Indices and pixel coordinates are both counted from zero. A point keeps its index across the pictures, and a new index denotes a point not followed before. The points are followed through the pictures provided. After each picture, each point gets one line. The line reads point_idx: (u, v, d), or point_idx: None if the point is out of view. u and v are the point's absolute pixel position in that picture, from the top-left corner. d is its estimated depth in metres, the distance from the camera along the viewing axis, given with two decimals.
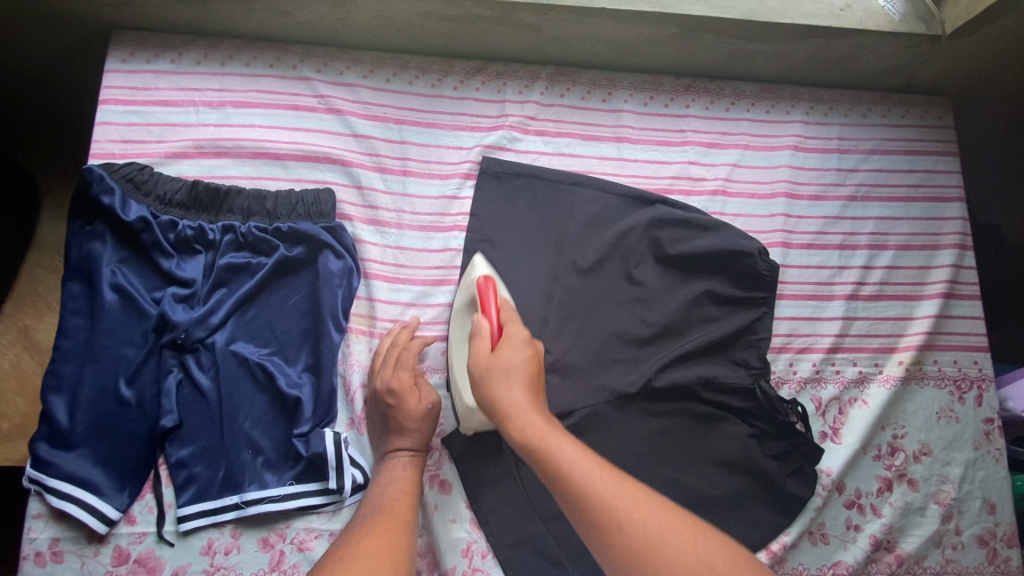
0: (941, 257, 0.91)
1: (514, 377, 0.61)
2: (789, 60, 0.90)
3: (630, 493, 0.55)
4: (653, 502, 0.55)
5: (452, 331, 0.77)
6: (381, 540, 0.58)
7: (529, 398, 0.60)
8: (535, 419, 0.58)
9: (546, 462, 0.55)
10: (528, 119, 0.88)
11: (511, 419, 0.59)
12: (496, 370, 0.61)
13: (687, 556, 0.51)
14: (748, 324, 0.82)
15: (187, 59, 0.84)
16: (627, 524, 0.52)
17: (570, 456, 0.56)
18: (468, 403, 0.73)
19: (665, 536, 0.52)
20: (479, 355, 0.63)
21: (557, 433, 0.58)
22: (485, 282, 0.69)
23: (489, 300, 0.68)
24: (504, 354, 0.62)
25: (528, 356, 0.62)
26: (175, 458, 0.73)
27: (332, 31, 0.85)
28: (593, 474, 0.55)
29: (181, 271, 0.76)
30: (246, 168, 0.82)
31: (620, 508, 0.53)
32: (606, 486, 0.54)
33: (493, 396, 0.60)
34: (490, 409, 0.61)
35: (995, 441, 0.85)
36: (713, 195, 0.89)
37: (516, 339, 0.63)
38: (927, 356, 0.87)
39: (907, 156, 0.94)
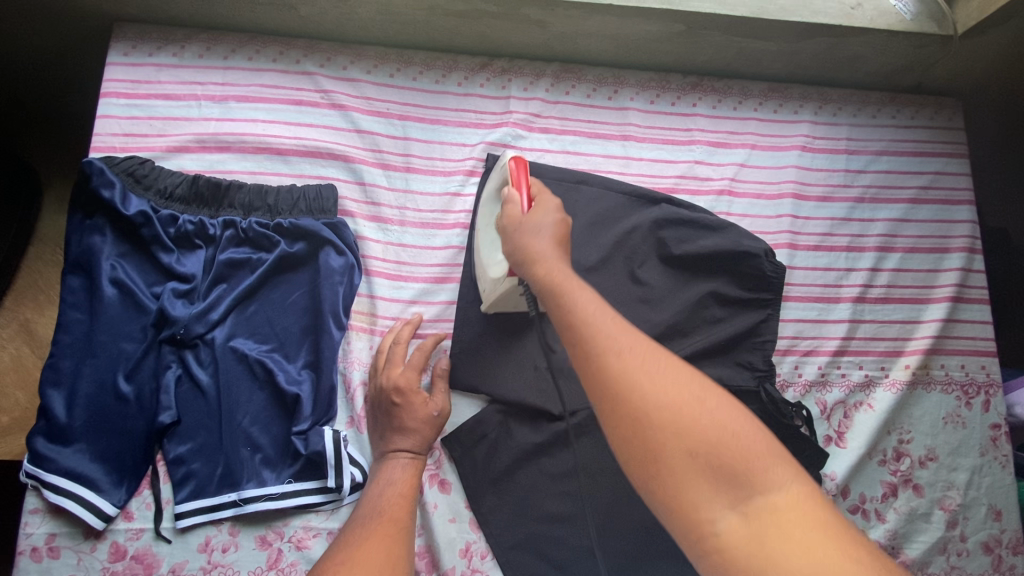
0: (949, 260, 0.90)
1: (541, 232, 0.62)
2: (798, 58, 0.89)
3: (633, 336, 0.51)
4: (655, 349, 0.50)
5: (481, 216, 0.77)
6: (380, 546, 0.58)
7: (553, 249, 0.61)
8: (554, 264, 0.59)
9: (556, 295, 0.56)
10: (533, 117, 0.87)
11: (535, 266, 0.60)
12: (527, 226, 0.63)
13: (668, 385, 0.47)
14: (753, 326, 0.81)
15: (189, 53, 0.84)
16: (619, 354, 0.49)
17: (583, 296, 0.54)
18: (494, 275, 0.72)
19: (658, 375, 0.48)
20: (511, 215, 0.66)
21: (573, 278, 0.57)
22: (517, 163, 0.70)
23: (522, 179, 0.69)
24: (536, 217, 0.64)
25: (557, 220, 0.64)
26: (174, 454, 0.72)
27: (335, 25, 0.84)
28: (599, 311, 0.53)
29: (181, 266, 0.75)
30: (248, 164, 0.81)
31: (616, 339, 0.50)
32: (609, 327, 0.51)
33: (521, 247, 0.62)
34: (517, 255, 0.62)
35: (1002, 447, 0.84)
36: (719, 195, 0.88)
37: (549, 205, 0.66)
38: (934, 360, 0.86)
39: (916, 158, 0.93)
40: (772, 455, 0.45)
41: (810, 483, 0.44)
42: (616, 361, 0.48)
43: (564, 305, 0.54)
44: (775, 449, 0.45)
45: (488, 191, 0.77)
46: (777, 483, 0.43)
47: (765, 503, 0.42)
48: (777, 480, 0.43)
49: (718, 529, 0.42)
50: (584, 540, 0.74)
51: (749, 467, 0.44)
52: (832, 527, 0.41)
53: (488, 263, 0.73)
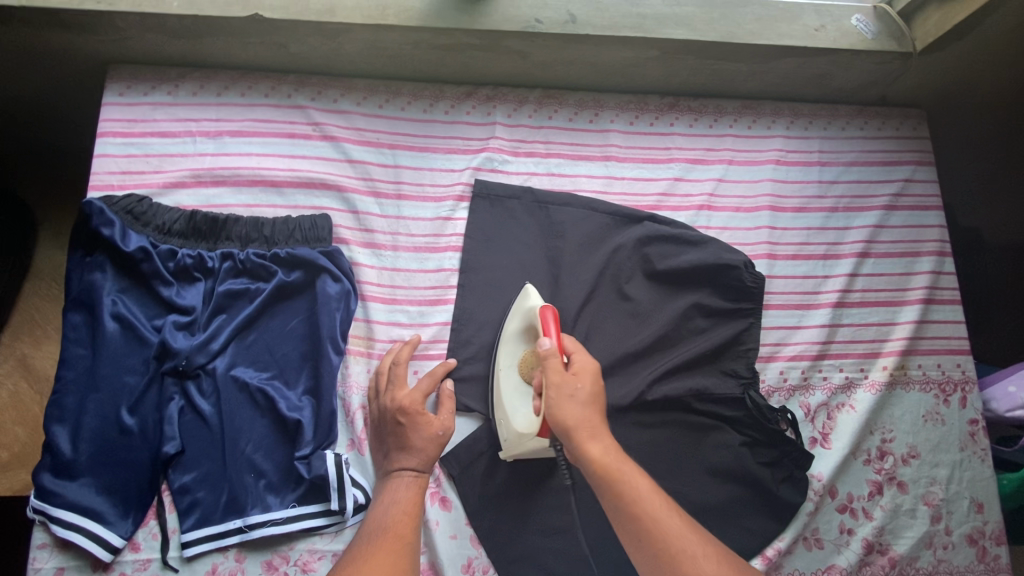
0: (921, 263, 0.94)
1: (581, 400, 0.68)
2: (768, 77, 0.94)
3: (692, 534, 0.62)
4: (706, 541, 0.62)
5: (503, 358, 0.77)
6: (385, 559, 0.60)
7: (598, 420, 0.68)
8: (603, 440, 0.66)
9: (618, 482, 0.64)
10: (517, 142, 0.91)
11: (590, 440, 0.66)
12: (567, 392, 0.68)
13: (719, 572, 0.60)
14: (737, 335, 0.84)
15: (182, 91, 0.86)
16: (690, 555, 0.60)
17: (644, 489, 0.64)
18: (521, 428, 0.72)
19: (709, 561, 0.60)
20: (552, 373, 0.69)
21: (623, 460, 0.66)
22: (546, 311, 0.73)
23: (552, 328, 0.72)
24: (577, 378, 0.69)
25: (595, 383, 0.70)
26: (178, 484, 0.73)
27: (324, 60, 0.87)
28: (658, 504, 0.63)
29: (181, 299, 0.77)
30: (243, 197, 0.83)
31: (675, 533, 0.61)
32: (676, 528, 0.62)
33: (570, 419, 0.67)
34: (559, 430, 0.67)
35: (981, 441, 0.88)
36: (699, 210, 0.91)
37: (591, 368, 0.70)
38: (911, 361, 0.90)
39: (884, 166, 0.97)
40: None
41: None
42: (691, 563, 0.60)
43: (628, 496, 0.63)
44: None
45: (507, 330, 0.79)
46: None
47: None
48: None
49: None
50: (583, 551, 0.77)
51: None
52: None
53: (512, 415, 0.73)
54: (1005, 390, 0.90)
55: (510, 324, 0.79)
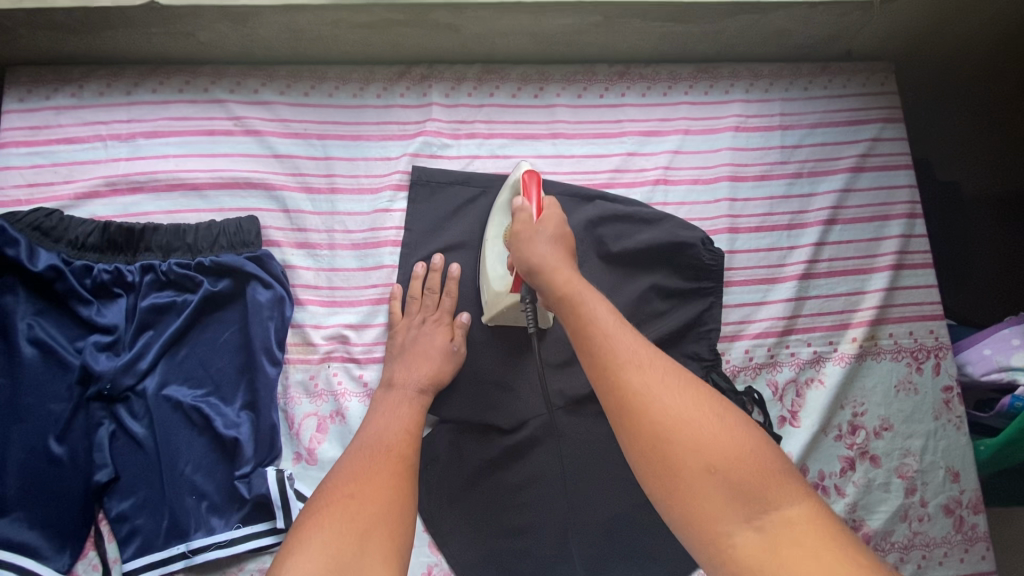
0: (891, 227, 0.89)
1: (546, 238, 0.64)
2: (722, 37, 0.88)
3: (659, 366, 0.53)
4: (676, 377, 0.53)
5: (491, 227, 0.76)
6: (384, 480, 0.59)
7: (563, 256, 0.62)
8: (566, 271, 0.60)
9: (579, 307, 0.57)
10: (457, 124, 0.85)
11: (554, 271, 0.60)
12: (529, 234, 0.64)
13: (683, 409, 0.50)
14: (697, 316, 0.80)
15: (88, 91, 0.80)
16: (651, 390, 0.51)
17: (605, 314, 0.56)
18: (498, 287, 0.73)
19: (674, 396, 0.51)
20: (519, 223, 0.66)
21: (590, 289, 0.59)
22: (530, 175, 0.70)
23: (531, 190, 0.69)
24: (545, 222, 0.65)
25: (564, 228, 0.66)
26: (116, 512, 0.70)
27: (239, 48, 0.81)
28: (624, 335, 0.55)
29: (102, 317, 0.73)
30: (163, 203, 0.78)
31: (636, 360, 0.53)
32: (638, 360, 0.53)
33: (534, 255, 0.62)
34: (524, 267, 0.63)
35: (956, 409, 0.85)
36: (654, 185, 0.86)
37: (558, 217, 0.66)
38: (881, 330, 0.86)
39: (850, 126, 0.92)
40: (777, 473, 0.48)
41: (809, 500, 0.47)
42: (649, 393, 0.51)
43: (588, 316, 0.56)
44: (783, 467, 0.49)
45: (498, 200, 0.77)
46: (787, 499, 0.47)
47: (784, 520, 0.46)
48: (788, 496, 0.47)
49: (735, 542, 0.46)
50: (547, 550, 0.74)
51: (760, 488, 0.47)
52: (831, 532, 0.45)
53: (493, 277, 0.74)
54: (980, 354, 0.87)
55: (499, 196, 0.77)
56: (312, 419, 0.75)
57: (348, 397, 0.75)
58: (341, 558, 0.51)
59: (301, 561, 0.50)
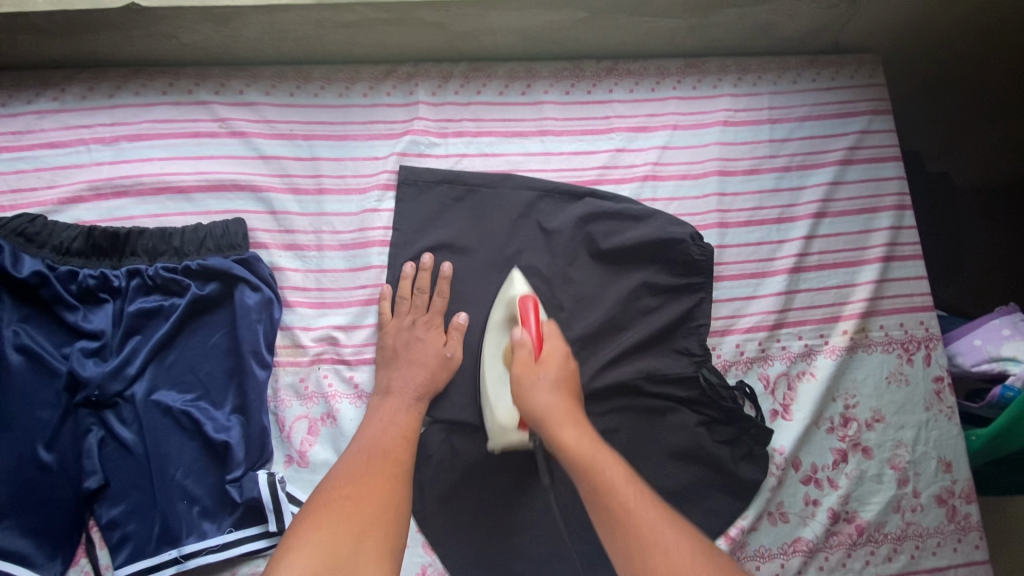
0: (880, 220, 0.89)
1: (550, 388, 0.67)
2: (709, 31, 0.87)
3: (660, 517, 0.58)
4: (670, 521, 0.58)
5: (487, 346, 0.75)
6: (383, 484, 0.60)
7: (568, 406, 0.66)
8: (574, 425, 0.65)
9: (591, 474, 0.61)
10: (444, 123, 0.84)
11: (561, 428, 0.64)
12: (532, 387, 0.66)
13: (680, 554, 0.54)
14: (688, 312, 0.80)
15: (71, 95, 0.79)
16: (654, 538, 0.55)
17: (614, 475, 0.61)
18: (504, 420, 0.70)
19: (671, 539, 0.55)
20: (521, 361, 0.68)
21: (599, 450, 0.63)
22: (525, 299, 0.71)
23: (530, 314, 0.69)
24: (548, 373, 0.68)
25: (568, 377, 0.69)
26: (107, 518, 0.69)
27: (223, 49, 0.80)
28: (629, 488, 0.60)
29: (88, 323, 0.72)
30: (149, 207, 0.77)
31: (638, 510, 0.58)
32: (639, 502, 0.59)
33: (538, 404, 0.66)
34: (530, 418, 0.66)
35: (947, 399, 0.85)
36: (643, 181, 0.86)
37: (559, 353, 0.70)
38: (872, 322, 0.87)
39: (838, 119, 0.92)
40: None
41: None
42: (650, 541, 0.55)
43: (597, 471, 0.61)
44: None
45: (491, 319, 0.76)
46: None
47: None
48: None
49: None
50: (540, 548, 0.74)
51: None
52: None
53: (495, 407, 0.71)
54: (970, 344, 0.87)
55: (493, 315, 0.76)
56: (303, 421, 0.75)
57: (339, 399, 0.75)
58: (337, 557, 0.51)
59: (298, 557, 0.51)
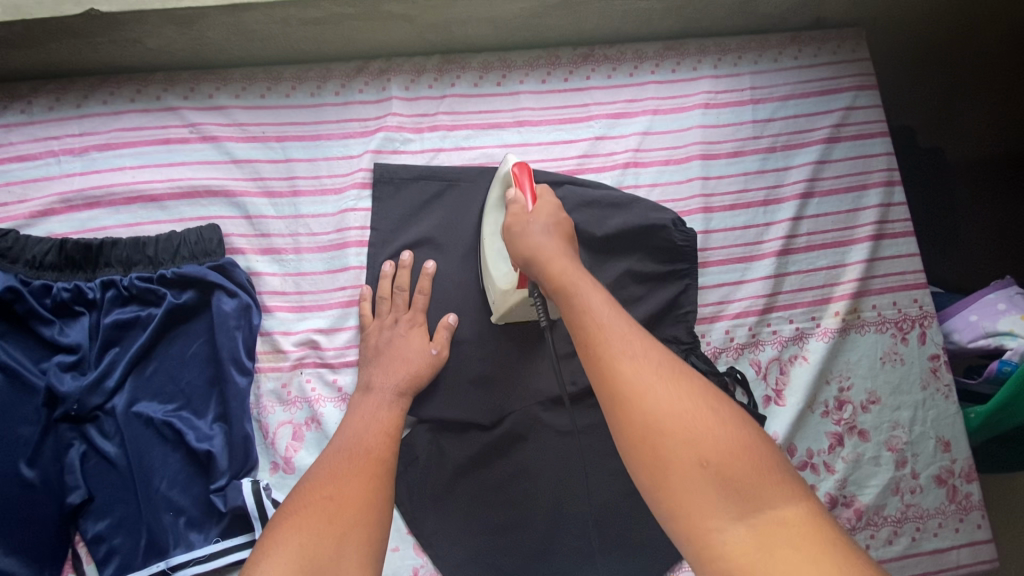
0: (869, 197, 0.87)
1: (540, 231, 0.61)
2: (686, 12, 0.86)
3: (654, 357, 0.50)
4: (663, 358, 0.50)
5: (486, 226, 0.74)
6: (362, 483, 0.57)
7: (561, 247, 0.60)
8: (563, 258, 0.58)
9: (574, 306, 0.54)
10: (419, 118, 0.83)
11: (549, 261, 0.58)
12: (524, 230, 0.62)
13: (675, 408, 0.47)
14: (673, 299, 0.78)
15: (38, 107, 0.78)
16: (642, 372, 0.49)
17: (597, 301, 0.54)
18: (504, 285, 0.70)
19: (665, 391, 0.48)
20: (513, 215, 0.64)
21: (584, 274, 0.57)
22: (519, 167, 0.68)
23: (525, 181, 0.66)
24: (538, 216, 0.63)
25: (563, 216, 0.64)
26: (92, 533, 0.68)
27: (190, 53, 0.79)
28: (616, 324, 0.52)
29: (65, 337, 0.71)
30: (122, 216, 0.76)
31: (619, 332, 0.51)
32: (625, 336, 0.51)
33: (530, 245, 0.60)
34: (520, 260, 0.61)
35: (943, 377, 0.83)
36: (625, 168, 0.84)
37: (552, 207, 0.64)
38: (864, 303, 0.85)
39: (822, 96, 0.90)
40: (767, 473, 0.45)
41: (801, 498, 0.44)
42: (640, 384, 0.48)
43: (581, 309, 0.54)
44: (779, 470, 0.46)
45: (491, 198, 0.75)
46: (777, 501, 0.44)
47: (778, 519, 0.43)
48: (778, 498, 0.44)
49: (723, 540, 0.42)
50: (534, 545, 0.73)
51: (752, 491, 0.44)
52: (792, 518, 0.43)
53: (495, 275, 0.71)
54: (966, 320, 0.86)
55: (490, 197, 0.75)
56: (287, 427, 0.74)
57: (323, 403, 0.74)
58: (318, 561, 0.49)
59: (278, 562, 0.48)
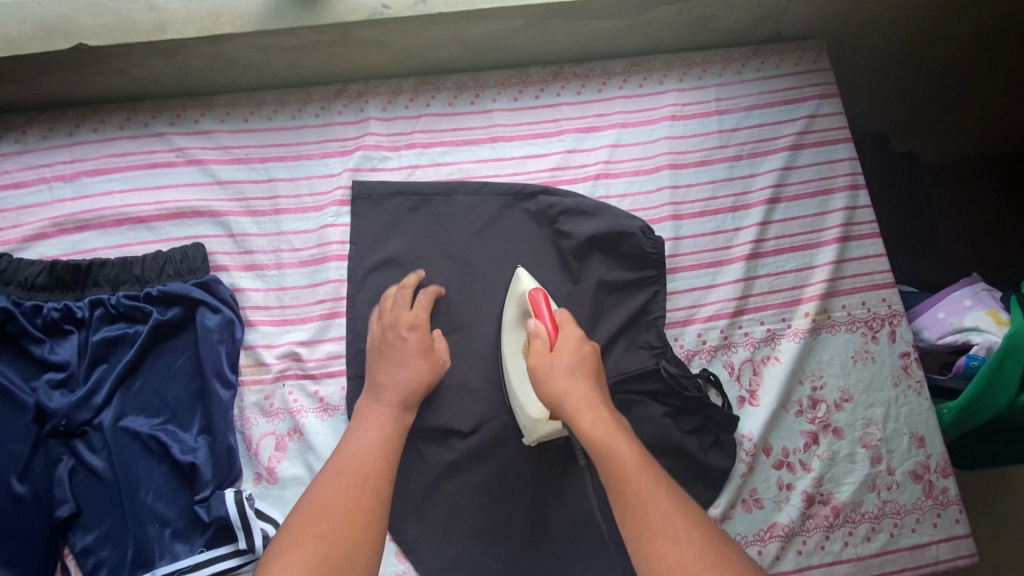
0: (834, 201, 0.90)
1: (565, 376, 0.66)
2: (649, 30, 0.90)
3: (683, 518, 0.56)
4: (697, 526, 0.56)
5: (506, 344, 0.76)
6: (352, 515, 0.58)
7: (587, 393, 0.65)
8: (592, 412, 0.64)
9: (608, 463, 0.59)
10: (396, 136, 0.86)
11: (578, 414, 0.63)
12: (552, 370, 0.67)
13: (705, 569, 0.52)
14: (643, 305, 0.81)
15: (32, 136, 0.82)
16: (678, 540, 0.54)
17: (630, 465, 0.59)
18: (535, 413, 0.71)
19: (694, 556, 0.53)
20: (536, 354, 0.68)
21: (613, 427, 0.62)
22: (536, 291, 0.72)
23: (543, 307, 0.71)
24: (562, 356, 0.67)
25: (586, 352, 0.69)
26: (80, 546, 0.70)
27: (176, 82, 0.83)
28: (652, 488, 0.58)
29: (55, 354, 0.74)
30: (111, 238, 0.79)
31: (650, 500, 0.57)
32: (662, 513, 0.56)
33: (556, 392, 0.65)
34: (547, 402, 0.66)
35: (914, 374, 0.85)
36: (596, 179, 0.87)
37: (574, 339, 0.69)
38: (833, 303, 0.87)
39: (785, 105, 0.93)
40: None
41: None
42: (675, 547, 0.54)
43: (619, 479, 0.58)
44: None
45: (508, 315, 0.77)
46: None
47: None
48: None
49: None
50: (514, 548, 0.75)
51: None
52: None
53: (523, 401, 0.72)
54: (934, 318, 0.88)
55: (506, 314, 0.77)
56: (270, 438, 0.75)
57: (305, 413, 0.76)
58: None
59: None
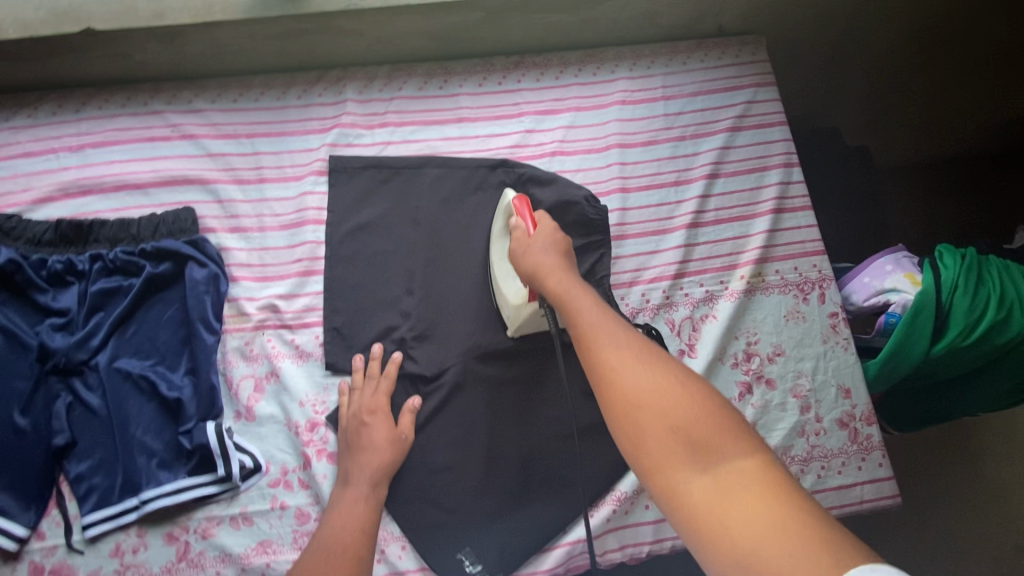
0: (769, 176, 0.99)
1: (543, 247, 0.72)
2: (600, 24, 1.00)
3: (633, 344, 0.58)
4: (644, 349, 0.58)
5: (496, 252, 0.85)
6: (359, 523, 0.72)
7: (559, 261, 0.70)
8: (558, 270, 0.68)
9: (568, 305, 0.64)
10: (371, 116, 0.96)
11: (547, 274, 0.68)
12: (529, 245, 0.73)
13: (651, 386, 0.54)
14: (590, 268, 0.88)
15: (42, 112, 0.92)
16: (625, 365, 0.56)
17: (586, 302, 0.63)
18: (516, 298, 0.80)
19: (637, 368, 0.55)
20: (518, 239, 0.75)
21: (576, 281, 0.67)
22: (519, 201, 0.79)
23: (525, 211, 0.77)
24: (539, 236, 0.73)
25: (561, 238, 0.74)
26: (74, 473, 0.77)
27: (174, 65, 0.93)
28: (603, 318, 0.61)
29: (57, 302, 0.82)
30: (111, 202, 0.88)
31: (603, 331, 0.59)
32: (612, 340, 0.58)
33: (531, 262, 0.71)
34: (527, 272, 0.71)
35: (842, 331, 0.93)
36: (552, 155, 0.96)
37: (550, 228, 0.74)
38: (767, 268, 0.95)
39: (725, 92, 1.03)
40: (726, 426, 0.51)
41: (763, 457, 0.49)
42: (622, 366, 0.56)
43: (575, 312, 0.62)
44: (740, 432, 0.51)
45: (497, 227, 0.86)
46: (733, 455, 0.49)
47: (733, 468, 0.48)
48: (735, 453, 0.49)
49: (688, 488, 0.48)
50: (470, 481, 0.81)
51: (716, 452, 0.49)
52: (779, 485, 0.47)
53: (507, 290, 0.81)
54: (860, 282, 0.96)
55: (496, 227, 0.86)
56: (249, 380, 0.83)
57: (281, 359, 0.84)
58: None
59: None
